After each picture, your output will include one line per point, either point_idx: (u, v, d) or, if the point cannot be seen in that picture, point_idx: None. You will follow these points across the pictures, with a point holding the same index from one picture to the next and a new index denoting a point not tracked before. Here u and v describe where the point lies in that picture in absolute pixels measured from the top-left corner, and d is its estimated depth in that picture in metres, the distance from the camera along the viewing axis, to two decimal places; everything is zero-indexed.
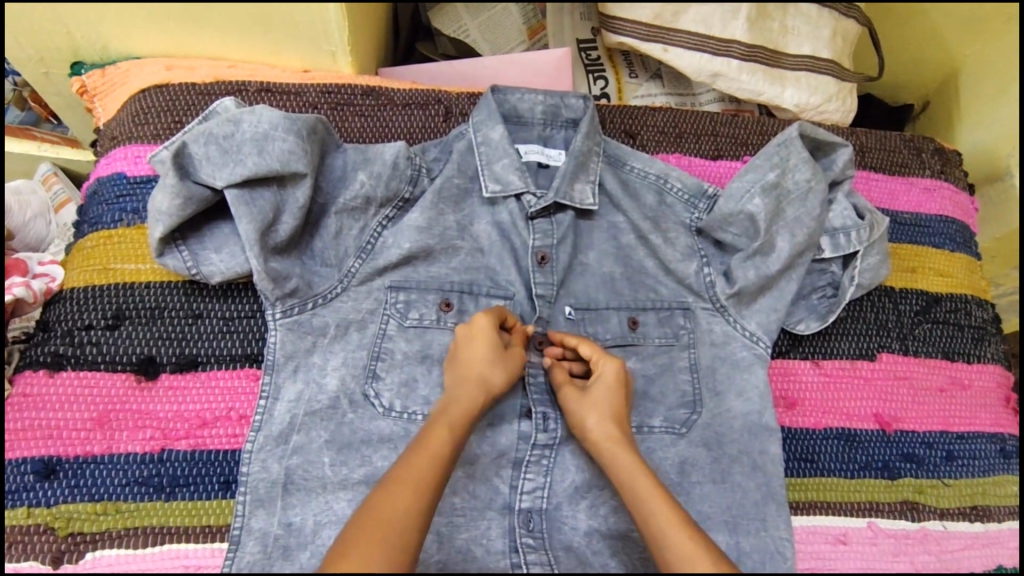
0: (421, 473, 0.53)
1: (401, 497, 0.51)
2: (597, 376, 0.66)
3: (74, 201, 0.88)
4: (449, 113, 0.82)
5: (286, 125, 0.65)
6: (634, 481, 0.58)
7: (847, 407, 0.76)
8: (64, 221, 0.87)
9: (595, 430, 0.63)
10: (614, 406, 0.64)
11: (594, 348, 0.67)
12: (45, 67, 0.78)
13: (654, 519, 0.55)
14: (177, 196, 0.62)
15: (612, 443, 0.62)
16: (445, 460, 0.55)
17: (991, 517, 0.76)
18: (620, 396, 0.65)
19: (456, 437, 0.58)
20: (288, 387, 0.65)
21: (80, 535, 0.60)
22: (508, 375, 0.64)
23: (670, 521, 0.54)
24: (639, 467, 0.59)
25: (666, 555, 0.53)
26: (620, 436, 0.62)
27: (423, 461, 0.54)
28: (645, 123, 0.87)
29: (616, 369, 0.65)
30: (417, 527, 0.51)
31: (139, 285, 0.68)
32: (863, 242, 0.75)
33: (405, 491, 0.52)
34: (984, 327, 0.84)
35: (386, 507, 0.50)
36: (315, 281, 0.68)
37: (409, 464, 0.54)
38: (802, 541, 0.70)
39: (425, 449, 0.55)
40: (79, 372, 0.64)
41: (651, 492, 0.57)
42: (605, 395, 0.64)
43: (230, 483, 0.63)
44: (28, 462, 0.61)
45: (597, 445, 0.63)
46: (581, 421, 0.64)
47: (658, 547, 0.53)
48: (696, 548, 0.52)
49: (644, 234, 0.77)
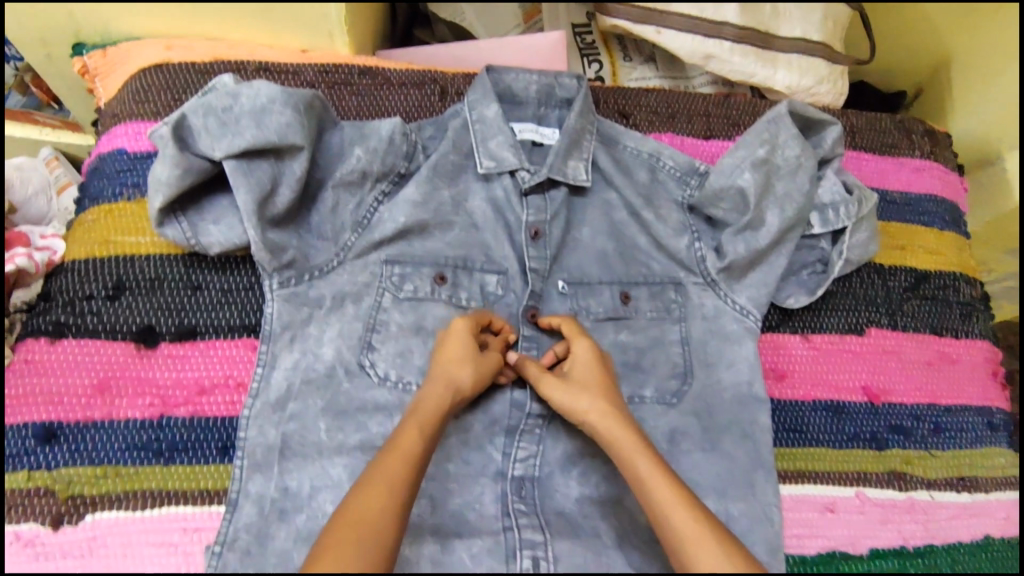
0: (391, 475, 0.54)
1: (371, 500, 0.53)
2: (575, 359, 0.67)
3: (74, 185, 0.90)
4: (445, 92, 0.83)
5: (284, 99, 0.66)
6: (634, 466, 0.58)
7: (837, 379, 0.77)
8: (64, 205, 0.88)
9: (592, 409, 0.62)
10: (600, 379, 0.65)
11: (569, 330, 0.68)
12: (48, 49, 0.80)
13: (658, 505, 0.56)
14: (176, 166, 0.63)
15: (611, 420, 0.61)
16: (415, 459, 0.56)
17: (977, 487, 0.77)
18: (602, 371, 0.66)
19: (426, 437, 0.58)
20: (285, 356, 0.67)
21: (80, 498, 0.62)
22: (477, 375, 0.64)
23: (675, 507, 0.55)
24: (640, 450, 0.59)
25: (677, 542, 0.54)
26: (615, 412, 0.62)
27: (393, 462, 0.55)
28: (638, 103, 0.88)
29: (590, 349, 0.67)
30: (389, 527, 0.52)
31: (139, 257, 0.69)
32: (851, 217, 0.76)
33: (375, 493, 0.53)
34: (973, 304, 0.85)
35: (357, 510, 0.52)
36: (312, 253, 0.70)
37: (379, 468, 0.55)
38: (790, 509, 0.71)
39: (394, 451, 0.56)
40: (80, 340, 0.66)
41: (654, 478, 0.57)
42: (587, 370, 0.66)
43: (228, 448, 0.65)
44: (28, 427, 0.63)
45: (598, 424, 0.62)
46: (577, 404, 0.63)
47: (665, 530, 0.55)
48: (702, 534, 0.53)
49: (637, 211, 0.78)
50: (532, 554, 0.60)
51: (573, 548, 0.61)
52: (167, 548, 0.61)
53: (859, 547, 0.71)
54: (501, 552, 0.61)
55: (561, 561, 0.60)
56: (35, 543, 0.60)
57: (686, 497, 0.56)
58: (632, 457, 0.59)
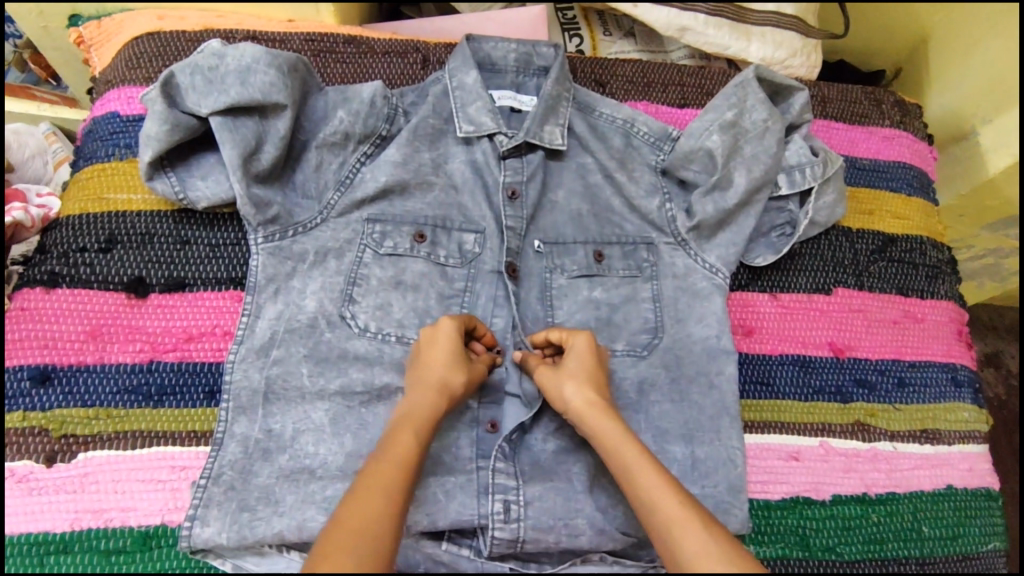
0: (390, 477, 0.52)
1: (370, 502, 0.49)
2: (569, 353, 0.66)
3: (71, 161, 0.91)
4: (427, 61, 0.86)
5: (268, 59, 0.69)
6: (623, 453, 0.57)
7: (803, 335, 0.80)
8: (57, 180, 0.89)
9: (575, 397, 0.62)
10: (589, 374, 0.64)
11: (561, 330, 0.67)
12: (45, 22, 0.83)
13: (643, 490, 0.54)
14: (164, 122, 0.67)
15: (590, 414, 0.61)
16: (412, 462, 0.54)
17: (941, 439, 0.80)
18: (593, 368, 0.64)
19: (421, 441, 0.57)
20: (269, 307, 0.69)
21: (73, 437, 0.65)
22: (468, 381, 0.64)
23: (663, 493, 0.53)
24: (629, 440, 0.58)
25: (658, 525, 0.52)
26: (595, 407, 0.61)
27: (390, 465, 0.53)
28: (613, 73, 0.91)
29: (585, 345, 0.65)
30: (389, 531, 0.49)
31: (130, 213, 0.73)
32: (816, 178, 0.79)
33: (375, 495, 0.50)
34: (939, 267, 0.88)
35: (358, 511, 0.49)
36: (296, 211, 0.71)
37: (377, 472, 0.52)
38: (755, 456, 0.74)
39: (390, 454, 0.54)
40: (74, 289, 0.69)
41: (642, 465, 0.56)
42: (578, 362, 0.64)
43: (214, 393, 0.68)
44: (23, 370, 0.66)
45: (578, 415, 0.62)
46: (560, 393, 0.63)
47: (646, 510, 0.53)
48: (690, 519, 0.51)
49: (610, 173, 0.80)
50: (503, 497, 0.65)
51: (545, 493, 0.66)
52: (156, 484, 0.65)
53: (822, 493, 0.74)
54: (474, 490, 0.66)
55: (532, 504, 0.66)
56: (29, 479, 0.64)
57: (670, 479, 0.54)
58: (616, 442, 0.58)
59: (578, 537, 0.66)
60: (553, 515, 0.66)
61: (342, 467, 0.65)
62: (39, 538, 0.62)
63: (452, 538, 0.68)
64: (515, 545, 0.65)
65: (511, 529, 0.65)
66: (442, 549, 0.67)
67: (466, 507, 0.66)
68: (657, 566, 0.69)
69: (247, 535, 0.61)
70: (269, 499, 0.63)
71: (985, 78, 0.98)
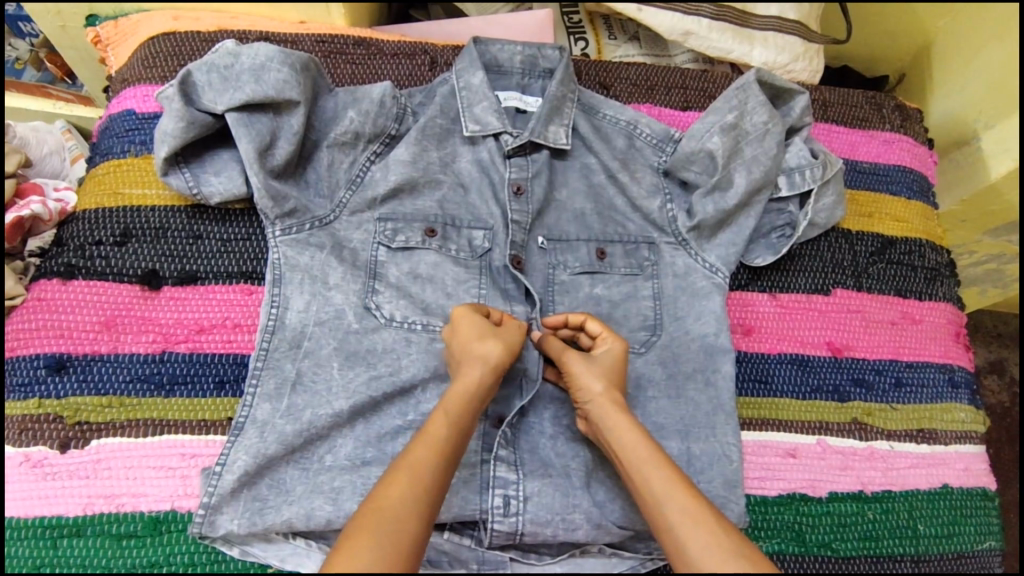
0: (419, 461, 0.53)
1: (397, 486, 0.51)
2: (600, 353, 0.67)
3: (86, 158, 0.94)
4: (434, 63, 0.88)
5: (281, 57, 0.71)
6: (634, 451, 0.58)
7: (802, 335, 0.82)
8: (73, 176, 0.92)
9: (597, 394, 0.62)
10: (617, 379, 0.65)
11: (602, 325, 0.68)
12: (63, 20, 0.86)
13: (655, 488, 0.55)
14: (181, 120, 0.69)
15: (612, 407, 0.61)
16: (443, 446, 0.55)
17: (937, 439, 0.81)
18: (620, 374, 0.65)
19: (455, 424, 0.57)
20: (296, 297, 0.69)
21: (86, 424, 0.67)
22: (503, 349, 0.63)
23: (676, 493, 0.54)
24: (640, 437, 0.59)
25: (669, 521, 0.52)
26: (621, 406, 0.62)
27: (422, 450, 0.54)
28: (618, 76, 0.93)
29: (619, 350, 0.66)
30: (414, 514, 0.50)
31: (144, 209, 0.75)
32: (816, 180, 0.80)
33: (401, 479, 0.52)
34: (938, 269, 0.89)
35: (383, 495, 0.51)
36: (312, 206, 0.73)
37: (409, 455, 0.54)
38: (752, 452, 0.76)
39: (423, 439, 0.55)
40: (89, 281, 0.71)
41: (655, 465, 0.56)
42: (609, 367, 0.65)
43: (224, 383, 0.70)
44: (41, 358, 0.68)
45: (599, 408, 0.62)
46: (587, 383, 0.63)
47: (656, 507, 0.54)
48: (705, 516, 0.52)
49: (614, 174, 0.82)
50: (502, 492, 0.67)
51: (542, 490, 0.67)
52: (166, 471, 0.66)
53: (819, 490, 0.76)
54: (476, 484, 0.68)
55: (530, 501, 0.67)
56: (43, 464, 0.66)
57: (683, 478, 0.55)
58: (629, 440, 0.58)
59: (575, 531, 0.67)
60: (550, 510, 0.67)
61: (350, 456, 0.66)
62: (51, 521, 0.64)
63: (454, 528, 0.69)
64: (514, 538, 0.67)
65: (509, 524, 0.66)
66: (443, 538, 0.69)
67: (469, 502, 0.67)
68: (655, 557, 0.70)
69: (258, 522, 0.63)
70: (279, 489, 0.64)
71: (987, 83, 0.98)
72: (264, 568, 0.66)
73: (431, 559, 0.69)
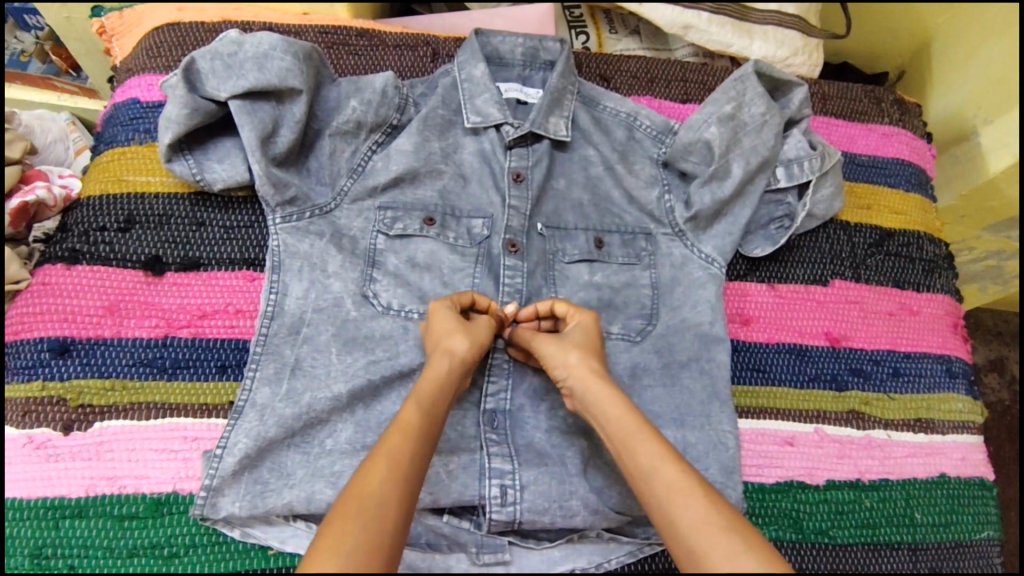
0: (396, 449, 0.53)
1: (375, 473, 0.51)
2: (572, 328, 0.67)
3: (90, 151, 0.95)
4: (437, 54, 0.89)
5: (284, 46, 0.72)
6: (623, 424, 0.58)
7: (800, 325, 0.82)
8: (77, 167, 0.93)
9: (579, 365, 0.63)
10: (592, 349, 0.65)
11: (569, 304, 0.68)
12: (69, 11, 0.87)
13: (644, 462, 0.55)
14: (185, 106, 0.70)
15: (595, 379, 0.61)
16: (418, 433, 0.55)
17: (935, 429, 0.81)
18: (595, 345, 0.66)
19: (428, 413, 0.57)
20: (295, 284, 0.70)
21: (90, 407, 0.68)
22: (472, 342, 0.64)
23: (663, 464, 0.54)
24: (626, 409, 0.59)
25: (657, 495, 0.53)
26: (598, 374, 0.62)
27: (397, 439, 0.54)
28: (618, 69, 0.94)
29: (591, 323, 0.67)
30: (393, 502, 0.50)
31: (148, 196, 0.76)
32: (814, 171, 0.81)
33: (379, 467, 0.52)
34: (936, 261, 0.89)
35: (363, 483, 0.51)
36: (313, 194, 0.73)
37: (385, 442, 0.54)
38: (749, 441, 0.76)
39: (398, 427, 0.55)
40: (93, 266, 0.72)
41: (644, 437, 0.56)
42: (582, 337, 0.66)
43: (227, 367, 0.71)
44: (43, 342, 0.69)
45: (581, 381, 0.62)
46: (566, 360, 0.63)
47: (646, 479, 0.54)
48: (693, 487, 0.52)
49: (612, 165, 0.82)
50: (500, 482, 0.67)
51: (539, 477, 0.68)
52: (168, 453, 0.67)
53: (816, 478, 0.76)
54: (475, 471, 0.68)
55: (527, 488, 0.67)
56: (46, 445, 0.66)
57: (671, 451, 0.55)
58: (618, 414, 0.58)
59: (573, 518, 0.67)
60: (547, 497, 0.67)
61: (350, 440, 0.67)
62: (55, 501, 0.65)
63: (453, 512, 0.70)
64: (511, 525, 0.67)
65: (507, 511, 0.67)
66: (443, 521, 0.69)
67: (468, 488, 0.68)
68: (652, 543, 0.71)
69: (259, 504, 0.64)
70: (280, 472, 0.65)
71: (987, 79, 0.98)
72: (264, 549, 0.66)
73: (430, 543, 0.69)
